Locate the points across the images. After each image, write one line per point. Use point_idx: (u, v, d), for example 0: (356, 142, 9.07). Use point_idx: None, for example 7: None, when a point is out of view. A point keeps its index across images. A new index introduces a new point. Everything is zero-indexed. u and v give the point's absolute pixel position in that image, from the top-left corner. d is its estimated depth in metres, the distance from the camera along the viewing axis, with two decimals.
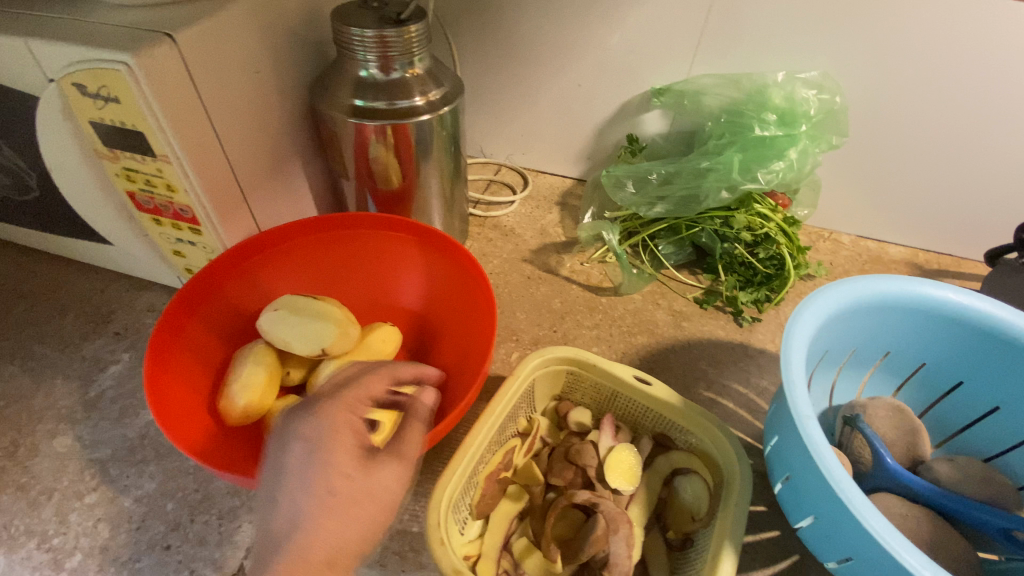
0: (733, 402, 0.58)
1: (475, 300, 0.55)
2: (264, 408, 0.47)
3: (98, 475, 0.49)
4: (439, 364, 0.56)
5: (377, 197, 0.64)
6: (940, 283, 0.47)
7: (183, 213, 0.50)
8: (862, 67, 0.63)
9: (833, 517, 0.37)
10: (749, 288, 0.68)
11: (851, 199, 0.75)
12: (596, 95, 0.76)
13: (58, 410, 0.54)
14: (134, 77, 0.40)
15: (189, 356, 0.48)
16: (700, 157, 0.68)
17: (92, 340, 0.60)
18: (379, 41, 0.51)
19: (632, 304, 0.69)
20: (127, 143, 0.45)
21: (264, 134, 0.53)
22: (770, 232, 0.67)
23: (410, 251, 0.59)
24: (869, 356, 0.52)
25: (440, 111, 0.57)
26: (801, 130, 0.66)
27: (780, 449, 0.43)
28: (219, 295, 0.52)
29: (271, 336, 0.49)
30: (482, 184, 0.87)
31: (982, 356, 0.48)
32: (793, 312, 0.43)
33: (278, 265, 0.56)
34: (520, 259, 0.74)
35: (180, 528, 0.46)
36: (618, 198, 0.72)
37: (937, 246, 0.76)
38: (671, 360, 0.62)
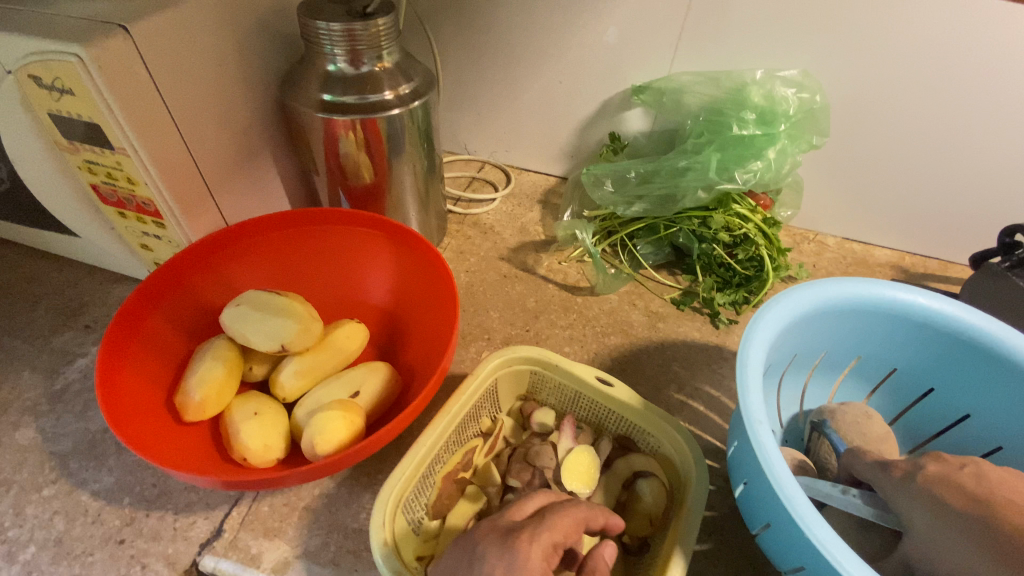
0: (704, 404, 0.57)
1: (441, 298, 0.54)
2: (222, 403, 0.47)
3: (58, 468, 0.49)
4: (405, 362, 0.55)
5: (349, 193, 0.64)
6: (910, 288, 0.46)
7: (146, 206, 0.50)
8: (843, 65, 0.62)
9: (783, 524, 0.36)
10: (727, 290, 0.67)
11: (835, 201, 0.74)
12: (577, 92, 0.76)
13: (23, 402, 0.54)
14: (85, 69, 0.40)
15: (148, 350, 0.48)
16: (678, 156, 0.67)
17: (62, 333, 0.60)
18: (347, 34, 0.51)
19: (607, 305, 0.68)
20: (85, 136, 0.45)
21: (230, 128, 0.53)
22: (748, 233, 0.66)
23: (379, 248, 0.58)
24: (839, 361, 0.51)
25: (410, 105, 0.56)
26: (780, 129, 0.65)
27: (738, 455, 0.42)
28: (183, 289, 0.52)
29: (232, 332, 0.49)
30: (464, 181, 0.86)
31: (952, 362, 0.47)
32: (754, 315, 0.43)
33: (245, 261, 0.56)
34: (497, 257, 0.74)
35: (135, 523, 0.46)
36: (596, 196, 0.71)
37: (924, 249, 0.75)
38: (643, 361, 0.61)
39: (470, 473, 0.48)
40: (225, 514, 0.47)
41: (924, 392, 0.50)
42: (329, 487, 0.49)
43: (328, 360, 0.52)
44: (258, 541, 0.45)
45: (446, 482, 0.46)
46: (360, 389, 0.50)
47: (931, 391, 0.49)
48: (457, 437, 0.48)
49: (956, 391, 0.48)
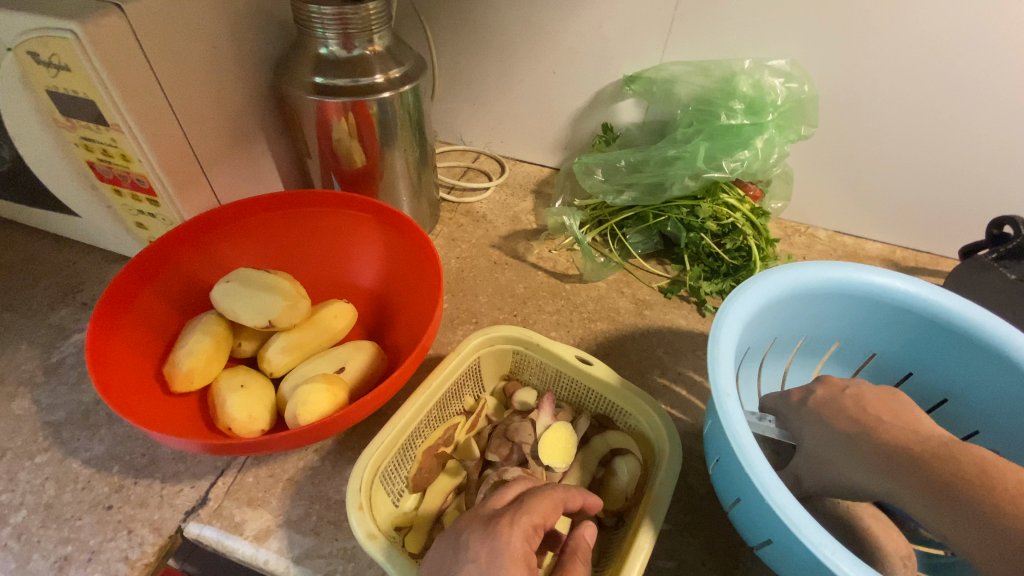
0: (687, 389, 0.58)
1: (427, 278, 0.55)
2: (209, 376, 0.48)
3: (51, 436, 0.50)
4: (392, 342, 0.56)
5: (342, 177, 0.65)
6: (888, 272, 0.47)
7: (140, 183, 0.51)
8: (831, 56, 0.63)
9: (751, 496, 0.36)
10: (714, 279, 0.67)
11: (825, 193, 0.75)
12: (571, 82, 0.76)
13: (19, 373, 0.55)
14: (80, 45, 0.41)
15: (140, 323, 0.49)
16: (667, 146, 0.68)
17: (60, 309, 0.61)
18: (338, 17, 0.52)
19: (595, 292, 0.68)
20: (81, 113, 0.47)
21: (224, 109, 0.55)
22: (736, 223, 0.66)
23: (369, 230, 0.59)
24: (820, 345, 0.52)
25: (401, 89, 0.57)
26: (768, 119, 0.65)
27: (712, 433, 0.42)
28: (176, 266, 0.53)
29: (221, 307, 0.51)
30: (459, 170, 0.87)
31: (929, 346, 0.47)
32: (731, 295, 0.43)
33: (238, 240, 0.57)
34: (489, 244, 0.75)
35: (123, 490, 0.47)
36: (586, 185, 0.72)
37: (915, 243, 0.75)
38: (628, 346, 0.62)
39: (451, 449, 0.48)
40: (211, 483, 0.48)
41: (903, 376, 0.50)
42: (313, 460, 0.50)
43: (315, 337, 0.53)
44: (242, 509, 0.46)
45: (426, 456, 0.47)
46: (345, 365, 0.51)
47: (908, 375, 0.50)
48: (438, 412, 0.49)
49: (933, 375, 0.48)
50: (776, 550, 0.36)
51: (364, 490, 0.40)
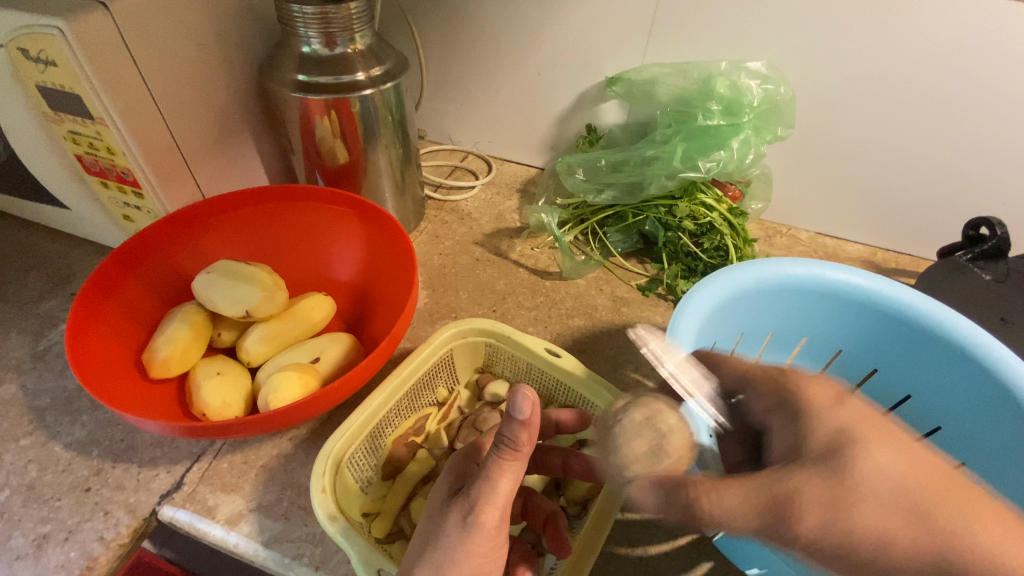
0: (659, 385, 0.59)
1: (404, 272, 0.56)
2: (188, 363, 0.50)
3: (35, 421, 0.52)
4: (369, 334, 0.58)
5: (327, 173, 0.66)
6: (849, 269, 0.48)
7: (125, 176, 0.53)
8: (807, 59, 0.64)
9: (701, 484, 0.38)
10: (692, 277, 0.68)
11: (805, 195, 0.75)
12: (555, 84, 0.78)
13: (8, 360, 0.57)
14: (66, 41, 0.43)
15: (121, 310, 0.51)
16: (647, 146, 0.69)
17: (50, 299, 0.63)
18: (320, 17, 0.53)
19: (575, 289, 0.69)
20: (69, 107, 0.48)
21: (209, 106, 0.56)
22: (714, 222, 0.67)
23: (350, 225, 0.61)
24: (787, 342, 0.52)
25: (382, 87, 0.59)
26: (745, 120, 0.66)
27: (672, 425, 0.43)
28: (159, 257, 0.55)
29: (201, 297, 0.52)
30: (447, 170, 0.88)
31: (891, 343, 0.48)
32: (691, 290, 0.45)
33: (222, 233, 0.59)
34: (472, 242, 0.76)
35: (102, 473, 0.48)
36: (568, 184, 0.73)
37: (895, 244, 0.75)
38: (604, 342, 0.63)
39: (422, 438, 0.50)
40: (187, 468, 0.49)
41: (868, 373, 0.51)
42: (288, 448, 0.51)
43: (293, 328, 0.54)
44: (216, 494, 0.48)
45: (396, 445, 0.48)
46: (320, 355, 0.52)
47: (874, 372, 0.50)
48: (409, 402, 0.50)
49: (896, 372, 0.49)
50: None
51: (329, 474, 0.42)
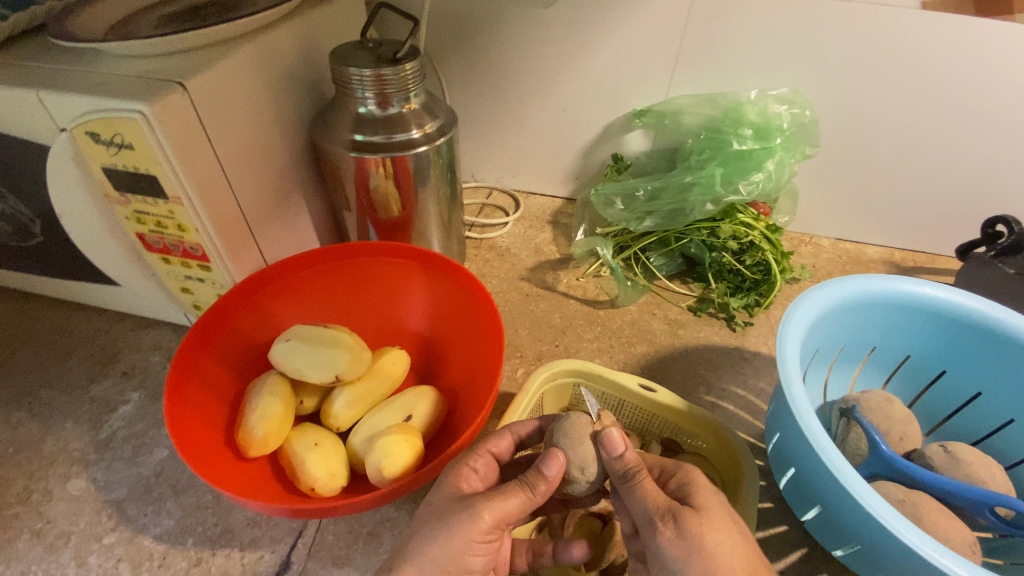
0: (733, 404, 0.60)
1: (480, 320, 0.57)
2: (282, 436, 0.48)
3: (115, 515, 0.49)
4: (448, 383, 0.58)
5: (378, 225, 0.66)
6: (917, 280, 0.51)
7: (193, 250, 0.52)
8: (825, 83, 0.68)
9: (835, 503, 0.40)
10: (739, 294, 0.70)
11: (826, 206, 0.80)
12: (582, 118, 0.79)
13: (70, 453, 0.54)
14: (149, 124, 0.42)
15: (203, 390, 0.50)
16: (684, 172, 0.72)
17: (100, 381, 0.60)
18: (377, 79, 0.53)
19: (629, 315, 0.71)
20: (139, 187, 0.47)
21: (267, 171, 0.56)
22: (754, 240, 0.70)
23: (414, 276, 0.61)
24: (857, 352, 0.55)
25: (436, 142, 0.59)
26: (776, 142, 0.70)
27: (783, 446, 0.46)
28: (231, 329, 0.53)
29: (283, 366, 0.51)
30: (476, 208, 0.89)
31: (959, 345, 0.52)
32: (784, 314, 0.47)
33: (289, 297, 0.58)
34: (518, 277, 0.77)
35: (202, 563, 0.46)
36: (607, 214, 0.75)
37: (913, 244, 0.81)
38: (670, 366, 0.64)
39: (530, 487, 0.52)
40: (291, 546, 0.48)
41: (937, 375, 0.54)
42: (389, 511, 0.50)
43: (377, 387, 0.53)
44: (328, 569, 0.46)
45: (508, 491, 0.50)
46: (412, 412, 0.51)
47: (943, 373, 0.54)
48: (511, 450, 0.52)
49: (966, 372, 0.52)
50: (862, 551, 0.41)
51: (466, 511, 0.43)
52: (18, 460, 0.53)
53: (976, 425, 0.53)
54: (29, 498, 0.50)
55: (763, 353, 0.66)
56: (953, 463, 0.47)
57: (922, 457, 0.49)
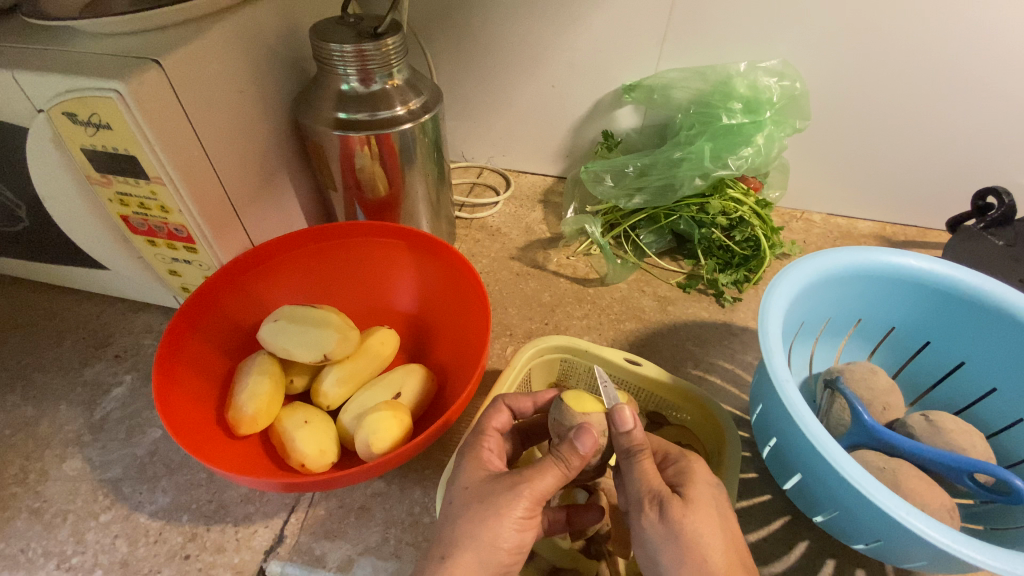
0: (721, 378, 0.61)
1: (468, 297, 0.57)
2: (272, 415, 0.49)
3: (111, 494, 0.50)
4: (437, 360, 0.58)
5: (366, 205, 0.66)
6: (903, 252, 0.51)
7: (178, 232, 0.52)
8: (815, 55, 0.67)
9: (816, 470, 0.41)
10: (728, 270, 0.70)
11: (818, 181, 0.80)
12: (571, 96, 0.78)
13: (65, 434, 0.55)
14: (125, 103, 0.42)
15: (193, 370, 0.50)
16: (673, 148, 0.72)
17: (93, 364, 0.61)
18: (358, 55, 0.52)
19: (618, 293, 0.71)
20: (120, 169, 0.47)
21: (250, 151, 0.56)
22: (744, 215, 0.70)
23: (402, 256, 0.61)
24: (843, 325, 0.56)
25: (421, 119, 0.58)
26: (766, 115, 0.69)
27: (765, 416, 0.47)
28: (219, 310, 0.54)
29: (271, 346, 0.51)
30: (466, 187, 0.88)
31: (942, 316, 0.52)
32: (768, 286, 0.47)
33: (277, 277, 0.58)
34: (508, 257, 0.77)
35: (197, 538, 0.47)
36: (598, 191, 0.75)
37: (903, 218, 0.80)
38: (659, 342, 0.65)
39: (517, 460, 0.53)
40: (284, 521, 0.49)
41: (920, 346, 0.55)
42: (380, 486, 0.51)
43: (366, 366, 0.54)
44: (321, 542, 0.47)
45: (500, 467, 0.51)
46: (401, 390, 0.52)
47: (927, 344, 0.54)
48: None
49: (949, 343, 0.53)
50: (841, 516, 0.41)
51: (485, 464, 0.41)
52: (14, 442, 0.54)
53: (958, 394, 0.54)
54: (26, 479, 0.51)
55: (750, 327, 0.66)
56: (935, 431, 0.47)
57: (903, 426, 0.50)
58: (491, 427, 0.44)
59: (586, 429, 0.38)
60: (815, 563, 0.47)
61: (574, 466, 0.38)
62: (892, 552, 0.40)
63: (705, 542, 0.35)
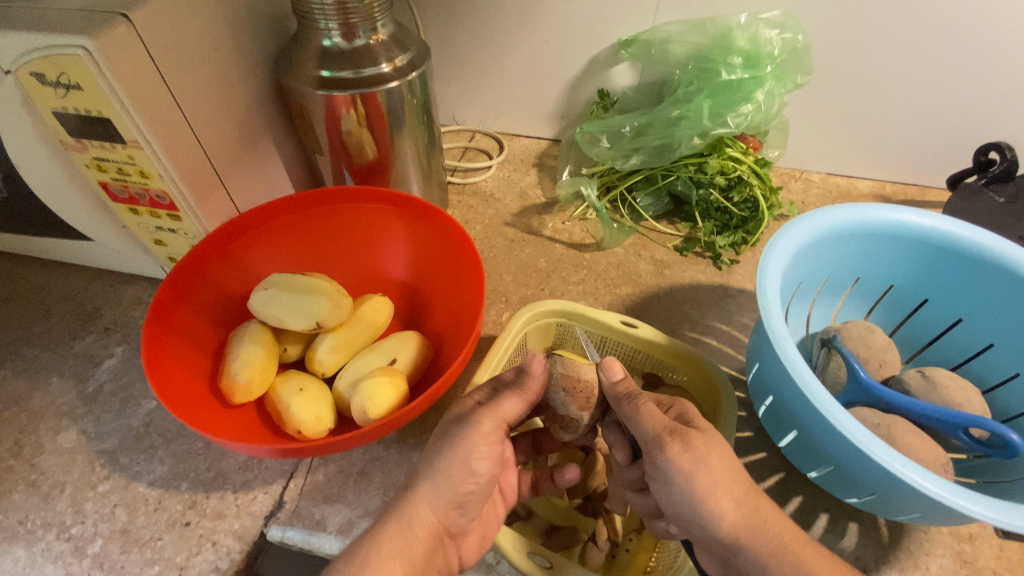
0: (717, 339, 0.61)
1: (462, 261, 0.56)
2: (266, 383, 0.49)
3: (108, 464, 0.50)
4: (432, 327, 0.57)
5: (354, 170, 0.64)
6: (904, 208, 0.50)
7: (160, 198, 0.50)
8: (819, 5, 0.64)
9: (813, 427, 0.41)
10: (726, 232, 0.69)
11: (818, 139, 0.78)
12: (565, 53, 0.75)
13: (58, 407, 0.54)
14: (94, 61, 0.40)
15: (183, 339, 0.49)
16: (671, 106, 0.69)
17: (83, 337, 0.60)
18: (340, 7, 0.50)
19: (614, 258, 0.70)
20: (95, 132, 0.45)
21: (232, 114, 0.53)
22: (742, 175, 0.68)
23: (393, 221, 0.59)
24: (841, 284, 0.55)
25: (408, 77, 0.56)
26: (766, 70, 0.67)
27: (762, 375, 0.46)
28: (208, 279, 0.53)
29: (263, 315, 0.50)
30: (457, 152, 0.86)
31: (942, 272, 0.51)
32: (767, 245, 0.46)
33: (266, 245, 0.57)
34: (502, 222, 0.75)
35: (197, 505, 0.48)
36: (593, 153, 0.73)
37: (903, 177, 0.79)
38: (656, 306, 0.64)
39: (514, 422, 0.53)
40: (284, 486, 0.49)
41: (918, 304, 0.55)
42: (379, 451, 0.51)
43: (361, 333, 0.53)
44: (321, 507, 0.48)
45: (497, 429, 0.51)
46: (397, 356, 0.51)
47: (925, 302, 0.54)
48: None
49: (947, 300, 0.53)
50: (836, 471, 0.42)
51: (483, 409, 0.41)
52: (7, 416, 0.54)
53: (954, 351, 0.54)
54: (21, 452, 0.51)
55: (747, 289, 0.66)
56: (931, 387, 0.48)
57: (899, 382, 0.50)
58: (479, 372, 0.44)
59: (547, 356, 0.42)
60: (808, 518, 0.48)
61: (535, 390, 0.41)
62: (885, 504, 0.40)
63: (702, 499, 0.36)
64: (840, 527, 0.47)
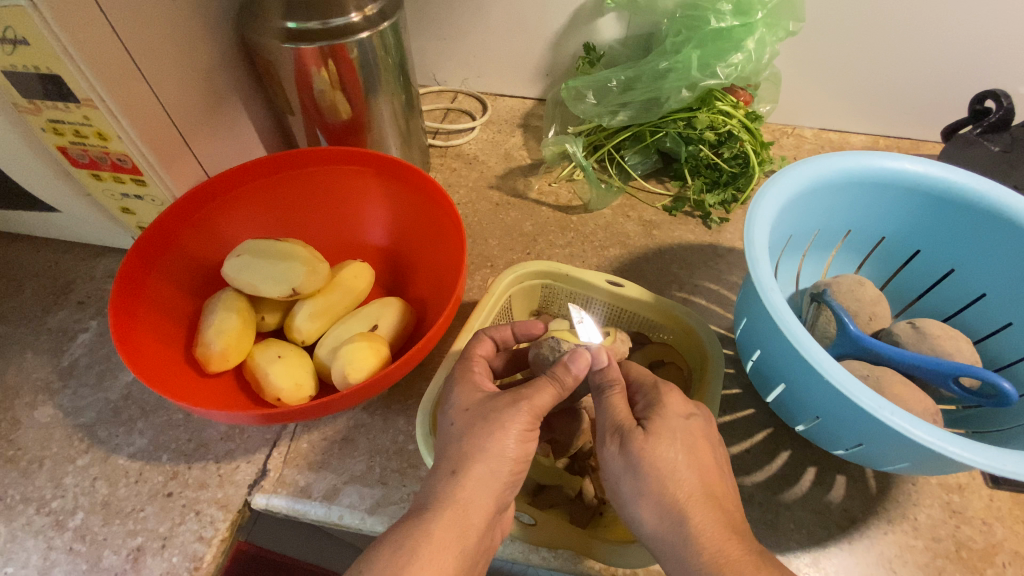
0: (706, 299, 0.60)
1: (442, 223, 0.54)
2: (243, 351, 0.47)
3: (87, 438, 0.49)
4: (414, 292, 0.56)
5: (328, 131, 0.61)
6: (897, 155, 0.48)
7: (122, 162, 0.48)
8: None
9: (801, 379, 0.40)
10: (715, 190, 0.67)
11: (812, 91, 0.75)
12: (548, 5, 0.72)
13: (33, 382, 0.53)
14: (37, 13, 0.37)
15: (155, 309, 0.48)
16: (659, 58, 0.67)
17: (56, 311, 0.58)
18: None
19: (602, 219, 0.68)
20: (45, 91, 0.43)
21: (194, 71, 0.51)
22: (733, 129, 0.65)
23: (370, 184, 0.57)
24: (832, 237, 0.54)
25: (380, 28, 0.52)
26: (757, 17, 0.64)
27: (749, 330, 0.45)
28: (178, 246, 0.51)
29: (237, 283, 0.49)
30: (439, 113, 0.82)
31: (934, 222, 0.50)
32: (755, 195, 0.45)
33: (239, 211, 0.55)
34: (486, 186, 0.73)
35: (179, 476, 0.47)
36: (579, 110, 0.71)
37: (898, 131, 0.77)
38: (644, 267, 0.63)
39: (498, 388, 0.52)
40: (267, 455, 0.48)
41: (910, 256, 0.54)
42: (363, 417, 0.50)
43: (341, 300, 0.52)
44: (305, 474, 0.47)
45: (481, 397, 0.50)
46: (378, 322, 0.50)
47: (916, 254, 0.53)
48: None
49: (939, 251, 0.51)
50: (822, 423, 0.41)
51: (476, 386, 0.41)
52: None
53: (945, 302, 0.53)
54: None
55: (737, 248, 0.65)
56: (920, 338, 0.47)
57: (889, 334, 0.49)
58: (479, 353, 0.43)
59: (580, 350, 0.40)
60: (796, 472, 0.48)
61: (568, 385, 0.39)
62: (871, 455, 0.40)
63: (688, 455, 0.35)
64: (828, 480, 0.47)
